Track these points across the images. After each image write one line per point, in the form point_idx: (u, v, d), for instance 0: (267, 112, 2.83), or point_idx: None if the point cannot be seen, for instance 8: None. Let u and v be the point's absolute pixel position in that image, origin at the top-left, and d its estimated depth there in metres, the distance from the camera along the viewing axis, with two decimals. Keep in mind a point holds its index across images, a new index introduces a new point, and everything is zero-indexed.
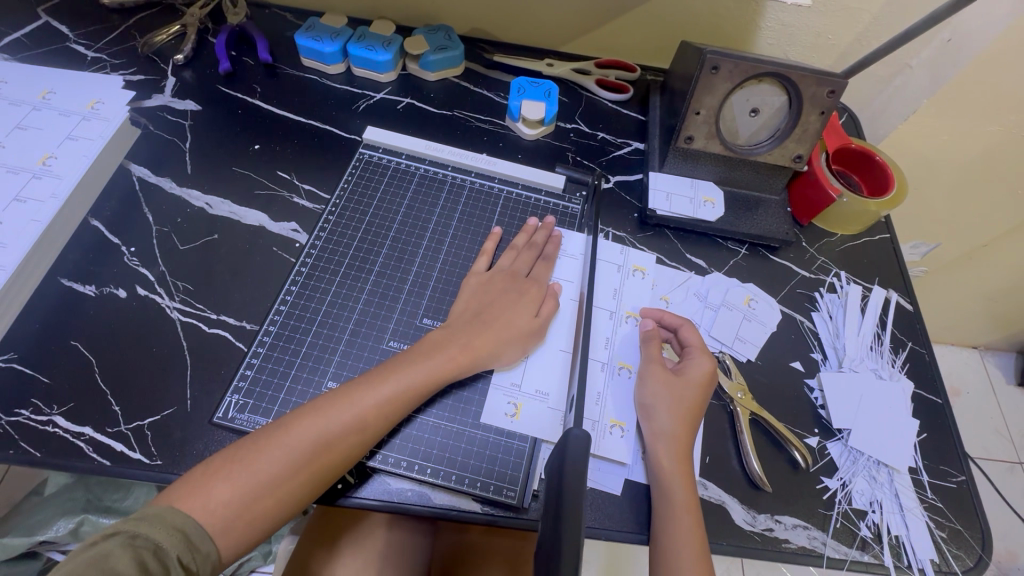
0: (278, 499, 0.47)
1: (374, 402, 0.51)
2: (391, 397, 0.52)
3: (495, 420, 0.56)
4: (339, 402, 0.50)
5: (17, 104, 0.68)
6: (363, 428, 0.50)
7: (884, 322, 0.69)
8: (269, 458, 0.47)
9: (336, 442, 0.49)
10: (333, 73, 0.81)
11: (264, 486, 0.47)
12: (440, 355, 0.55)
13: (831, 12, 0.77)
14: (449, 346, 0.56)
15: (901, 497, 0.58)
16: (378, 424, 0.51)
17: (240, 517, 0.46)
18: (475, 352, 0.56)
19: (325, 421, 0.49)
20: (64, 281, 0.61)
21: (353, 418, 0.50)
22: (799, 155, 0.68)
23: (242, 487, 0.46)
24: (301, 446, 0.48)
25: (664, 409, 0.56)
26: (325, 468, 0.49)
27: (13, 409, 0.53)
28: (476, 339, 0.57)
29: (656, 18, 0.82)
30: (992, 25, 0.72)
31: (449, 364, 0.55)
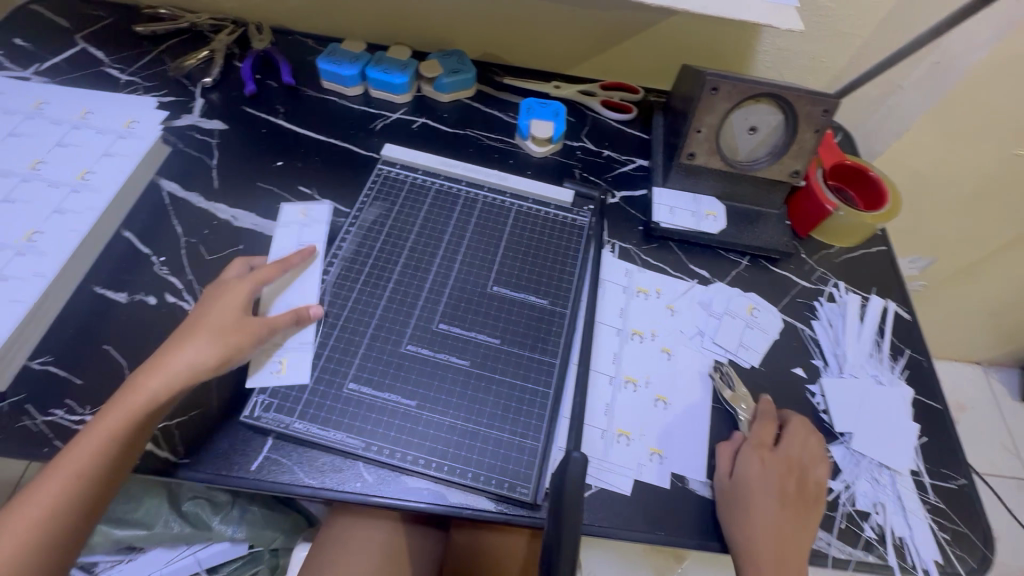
0: (61, 533, 0.49)
1: (100, 437, 0.50)
2: (109, 434, 0.51)
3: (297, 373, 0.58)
4: (72, 453, 0.50)
5: (57, 123, 0.72)
6: (99, 468, 0.50)
7: (882, 330, 0.71)
8: (31, 519, 0.48)
9: (71, 492, 0.49)
10: (351, 95, 0.86)
11: (31, 534, 0.47)
12: (162, 372, 0.53)
13: (822, 37, 0.81)
14: (179, 361, 0.54)
15: (903, 499, 0.59)
16: (106, 466, 0.50)
17: (39, 553, 0.47)
18: (203, 357, 0.54)
19: (69, 469, 0.50)
20: (98, 288, 0.64)
21: (84, 465, 0.50)
22: (796, 170, 0.72)
23: (7, 540, 0.47)
24: (52, 503, 0.48)
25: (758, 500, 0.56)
26: (88, 503, 0.50)
27: (48, 409, 0.56)
28: (181, 348, 0.55)
29: (658, 42, 0.86)
30: (977, 47, 0.76)
31: (175, 373, 0.53)
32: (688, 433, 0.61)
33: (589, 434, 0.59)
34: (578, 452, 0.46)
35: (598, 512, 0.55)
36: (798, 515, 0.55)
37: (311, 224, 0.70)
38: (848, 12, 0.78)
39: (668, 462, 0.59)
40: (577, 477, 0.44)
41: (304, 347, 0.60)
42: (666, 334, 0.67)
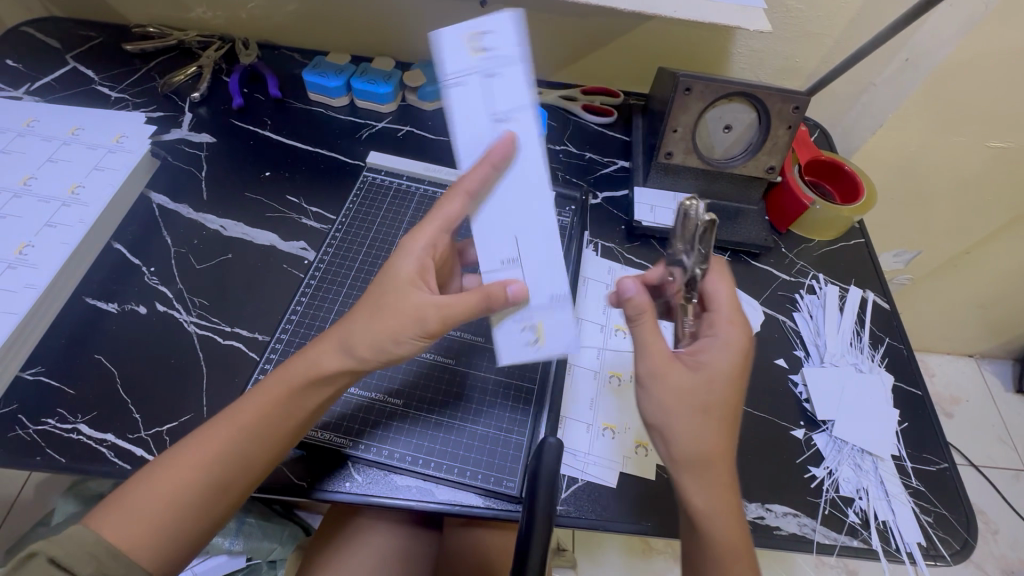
0: (221, 492, 0.46)
1: (270, 398, 0.48)
2: (281, 399, 0.49)
3: (550, 335, 0.52)
4: (244, 407, 0.48)
5: (48, 139, 0.74)
6: (264, 430, 0.48)
7: (862, 320, 0.73)
8: (192, 469, 0.46)
9: (236, 447, 0.47)
10: (337, 106, 0.88)
11: (189, 484, 0.45)
12: (336, 359, 0.49)
13: (794, 37, 0.84)
14: (336, 349, 0.50)
15: (886, 484, 0.60)
16: (271, 426, 0.48)
17: (189, 508, 0.45)
18: (358, 348, 0.49)
19: (231, 423, 0.48)
20: (89, 299, 0.65)
21: (249, 420, 0.48)
22: (771, 167, 0.73)
23: (165, 485, 0.45)
24: (209, 458, 0.46)
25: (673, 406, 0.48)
26: (255, 465, 0.48)
27: (40, 418, 0.57)
28: (350, 332, 0.49)
29: (636, 47, 0.88)
30: (943, 44, 0.78)
31: (369, 352, 0.49)
32: None
33: (574, 428, 0.61)
34: (554, 438, 0.47)
35: (584, 504, 0.56)
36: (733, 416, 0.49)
37: (495, 70, 0.48)
38: (816, 14, 0.80)
39: (653, 454, 0.60)
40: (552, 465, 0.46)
41: (557, 303, 0.52)
42: None
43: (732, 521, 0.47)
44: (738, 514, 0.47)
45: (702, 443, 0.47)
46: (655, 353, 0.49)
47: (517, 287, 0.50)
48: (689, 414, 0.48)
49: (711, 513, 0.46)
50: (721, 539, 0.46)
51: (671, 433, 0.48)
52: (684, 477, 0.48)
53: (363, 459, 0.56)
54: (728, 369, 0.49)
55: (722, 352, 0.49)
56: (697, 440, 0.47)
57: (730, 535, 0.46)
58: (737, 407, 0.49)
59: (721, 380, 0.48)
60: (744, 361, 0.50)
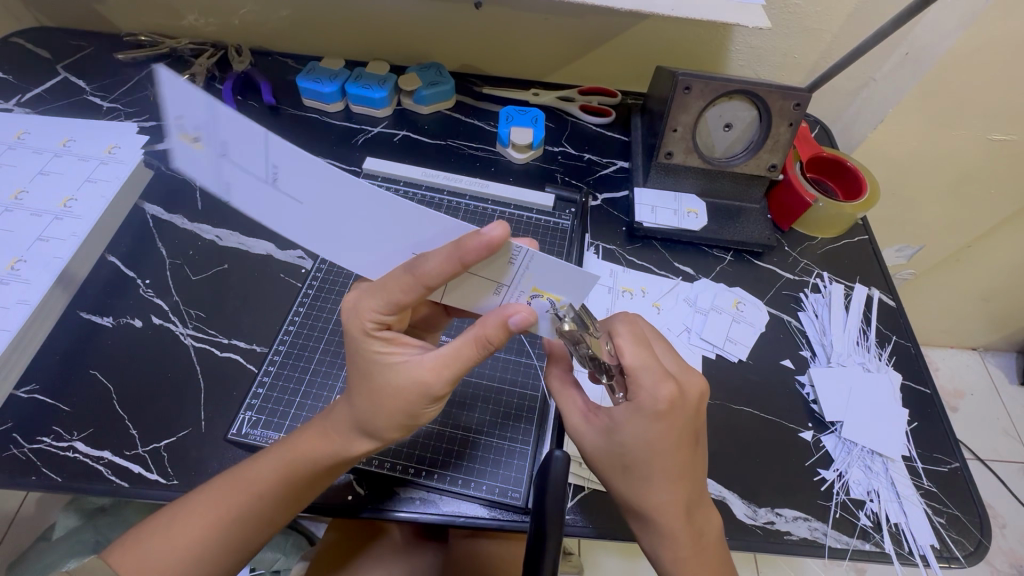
0: (238, 547, 0.48)
1: (288, 471, 0.47)
2: (301, 474, 0.48)
3: (553, 287, 0.45)
4: (259, 473, 0.48)
5: (40, 152, 0.72)
6: (284, 498, 0.48)
7: (868, 318, 0.72)
8: (206, 529, 0.46)
9: (252, 508, 0.47)
10: (332, 111, 0.87)
11: (205, 542, 0.46)
12: (364, 443, 0.48)
13: (793, 34, 0.83)
14: (357, 435, 0.48)
15: (897, 485, 0.59)
16: (286, 492, 0.48)
17: (209, 560, 0.46)
18: (380, 432, 0.47)
19: (249, 488, 0.47)
20: (84, 314, 0.64)
21: (266, 488, 0.47)
22: (773, 165, 0.72)
23: (180, 542, 0.45)
24: (223, 516, 0.47)
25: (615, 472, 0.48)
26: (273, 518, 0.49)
27: (35, 436, 0.56)
28: (364, 417, 0.47)
29: (634, 46, 0.87)
30: (944, 37, 0.77)
31: (388, 433, 0.47)
32: None
33: None
34: (560, 450, 0.44)
35: (591, 512, 0.55)
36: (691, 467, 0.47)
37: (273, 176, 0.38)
38: (815, 10, 0.79)
39: None
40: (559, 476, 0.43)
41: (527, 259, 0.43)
42: None
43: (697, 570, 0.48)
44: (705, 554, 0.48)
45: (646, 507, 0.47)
46: (568, 414, 0.51)
47: (522, 316, 0.43)
48: (625, 479, 0.48)
49: (671, 563, 0.48)
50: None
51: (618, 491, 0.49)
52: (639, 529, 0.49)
53: (420, 486, 0.55)
54: (644, 443, 0.46)
55: (641, 425, 0.45)
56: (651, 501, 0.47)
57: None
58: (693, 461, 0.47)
59: (648, 455, 0.46)
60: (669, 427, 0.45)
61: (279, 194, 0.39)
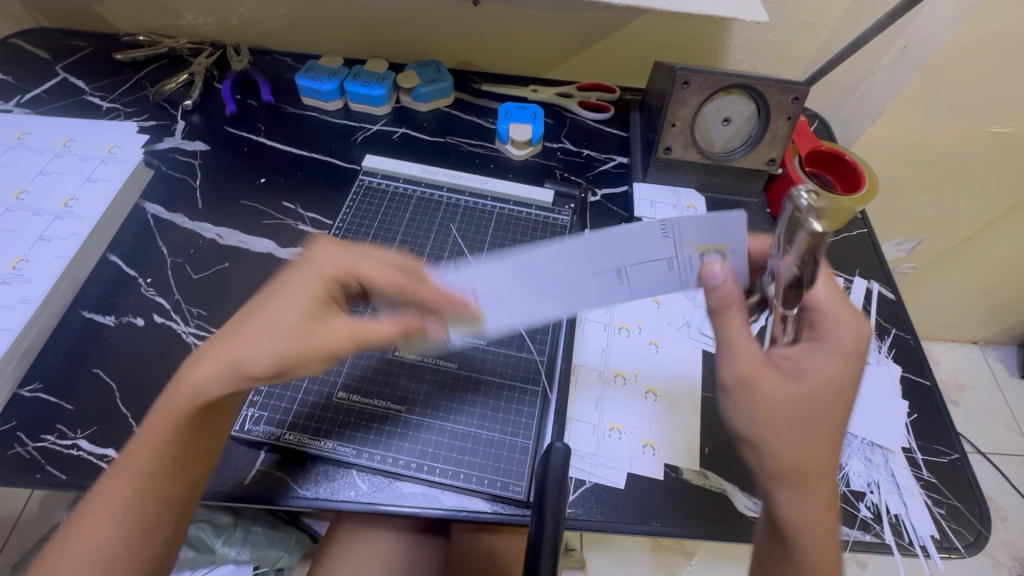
0: (135, 538, 0.45)
1: (159, 439, 0.46)
2: (178, 439, 0.46)
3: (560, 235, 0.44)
4: (145, 450, 0.46)
5: (40, 152, 0.73)
6: (173, 467, 0.46)
7: (867, 311, 0.72)
8: (107, 518, 0.44)
9: (138, 493, 0.45)
10: (331, 109, 0.87)
11: (109, 539, 0.44)
12: (216, 382, 0.45)
13: (792, 27, 0.83)
14: (225, 375, 0.45)
15: (897, 476, 0.59)
16: (153, 470, 0.46)
17: (111, 555, 0.44)
18: (251, 368, 0.45)
19: (134, 470, 0.45)
20: (86, 313, 0.64)
21: (148, 470, 0.45)
22: (772, 159, 0.73)
23: (80, 542, 0.44)
24: (120, 505, 0.45)
25: (781, 422, 0.43)
26: (157, 508, 0.46)
27: (38, 434, 0.56)
28: (237, 355, 0.45)
29: (633, 41, 0.87)
30: (942, 30, 0.76)
31: (258, 369, 0.45)
32: (681, 429, 0.60)
33: (581, 430, 0.60)
34: (560, 441, 0.46)
35: (592, 506, 0.56)
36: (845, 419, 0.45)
37: None
38: (813, 3, 0.79)
39: (661, 453, 0.59)
40: (558, 469, 0.44)
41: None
42: (653, 327, 0.68)
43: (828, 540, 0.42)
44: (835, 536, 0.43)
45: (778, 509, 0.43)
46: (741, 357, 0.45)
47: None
48: (793, 433, 0.43)
49: (804, 528, 0.42)
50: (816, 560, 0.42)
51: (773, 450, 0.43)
52: (780, 492, 0.43)
53: (421, 480, 0.55)
54: (830, 381, 0.44)
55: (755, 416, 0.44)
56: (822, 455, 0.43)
57: (820, 550, 0.42)
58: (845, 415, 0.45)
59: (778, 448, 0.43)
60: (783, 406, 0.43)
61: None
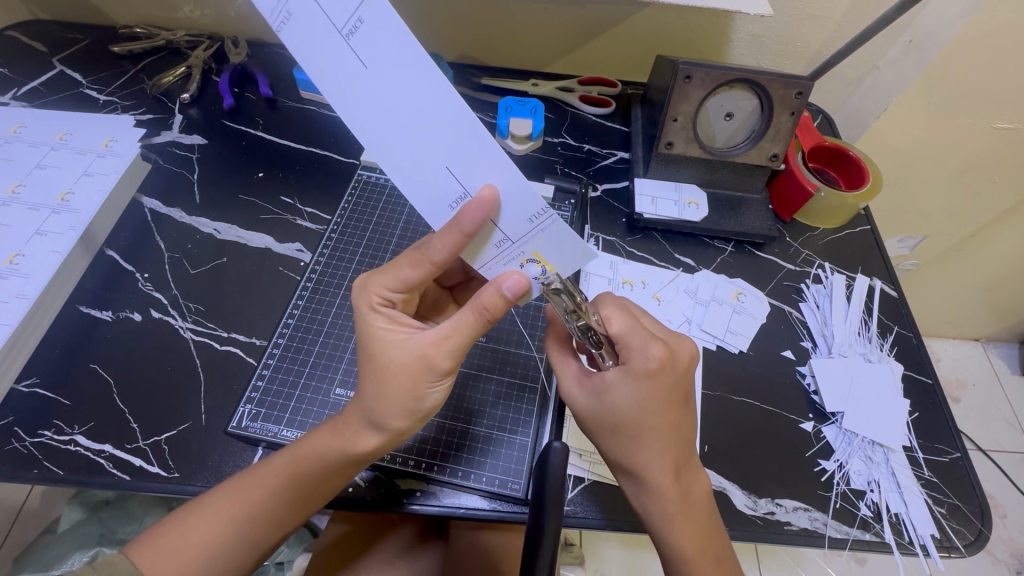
0: (252, 544, 0.47)
1: (300, 473, 0.47)
2: (317, 474, 0.47)
3: (551, 257, 0.45)
4: (279, 473, 0.48)
5: (36, 146, 0.72)
6: (301, 493, 0.48)
7: (870, 308, 0.71)
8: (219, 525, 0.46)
9: (271, 508, 0.47)
10: (330, 103, 0.86)
11: (219, 542, 0.46)
12: (373, 439, 0.47)
13: (796, 20, 0.81)
14: (365, 429, 0.47)
15: (898, 475, 0.59)
16: (296, 491, 0.48)
17: (222, 559, 0.46)
18: (387, 421, 0.47)
19: (256, 488, 0.47)
20: (84, 308, 0.64)
21: (272, 489, 0.47)
22: (775, 154, 0.72)
23: (194, 542, 0.45)
24: (238, 514, 0.47)
25: (631, 411, 0.47)
26: (286, 519, 0.49)
27: (36, 429, 0.56)
28: (371, 406, 0.47)
29: (634, 34, 0.86)
30: (950, 23, 0.75)
31: (398, 422, 0.48)
32: None
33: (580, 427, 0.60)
34: (559, 441, 0.45)
35: (591, 503, 0.55)
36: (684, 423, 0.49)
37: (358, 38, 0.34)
38: None
39: None
40: (558, 468, 0.44)
41: (542, 223, 0.42)
42: None
43: (692, 533, 0.48)
44: (700, 526, 0.48)
45: (637, 466, 0.48)
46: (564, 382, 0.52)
47: (515, 282, 0.45)
48: (615, 439, 0.49)
49: (662, 522, 0.48)
50: (677, 549, 0.47)
51: (617, 451, 0.49)
52: (628, 483, 0.50)
53: (421, 477, 0.55)
54: (631, 405, 0.47)
55: (629, 387, 0.47)
56: (657, 455, 0.47)
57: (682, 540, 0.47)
58: (681, 424, 0.48)
59: (642, 415, 0.47)
60: (661, 387, 0.47)
61: (345, 50, 0.35)
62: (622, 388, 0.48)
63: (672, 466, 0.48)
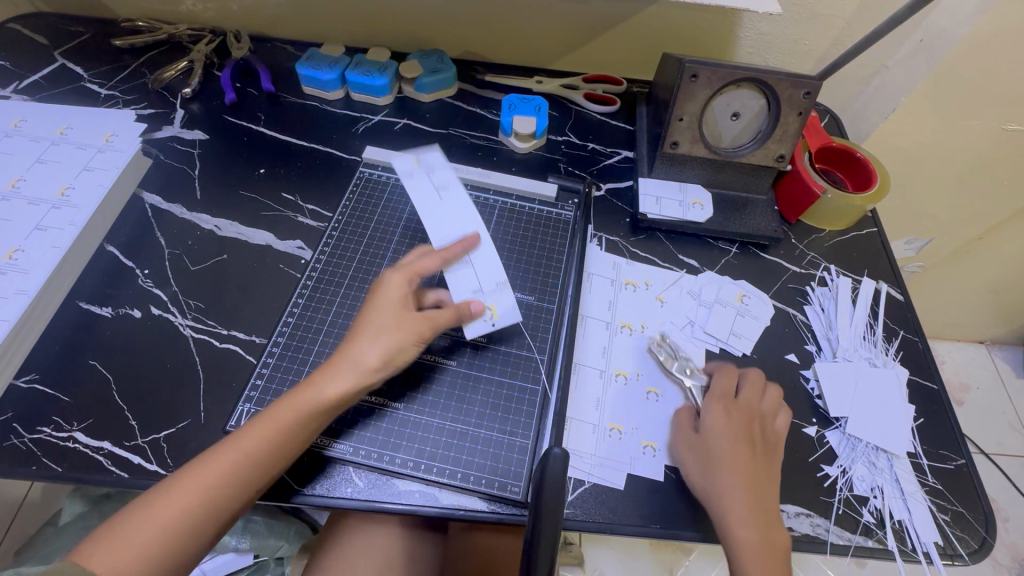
0: (209, 521, 0.47)
1: (267, 433, 0.50)
2: (286, 423, 0.51)
3: (501, 309, 0.61)
4: (244, 436, 0.50)
5: (37, 140, 0.72)
6: (271, 453, 0.50)
7: (876, 312, 0.70)
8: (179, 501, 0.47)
9: (234, 477, 0.48)
10: (332, 99, 0.85)
11: (182, 520, 0.46)
12: (347, 383, 0.53)
13: (805, 18, 0.80)
14: (344, 372, 0.53)
15: (902, 482, 0.58)
16: (263, 454, 0.49)
17: (174, 541, 0.46)
18: (362, 363, 0.53)
19: (221, 459, 0.49)
20: (83, 304, 0.64)
21: (238, 457, 0.49)
22: (782, 155, 0.71)
23: (150, 524, 0.46)
24: (201, 487, 0.48)
25: (717, 436, 0.55)
26: (246, 491, 0.49)
27: (35, 426, 0.56)
28: (352, 353, 0.54)
29: (640, 31, 0.85)
30: (961, 22, 0.74)
31: (367, 371, 0.54)
32: None
33: (581, 430, 0.59)
34: (559, 447, 0.45)
35: (591, 506, 0.55)
36: (759, 460, 0.55)
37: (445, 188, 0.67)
38: None
39: (662, 455, 0.58)
40: (558, 475, 0.43)
41: (502, 287, 0.62)
42: (657, 326, 0.67)
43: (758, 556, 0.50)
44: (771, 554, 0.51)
45: (715, 489, 0.53)
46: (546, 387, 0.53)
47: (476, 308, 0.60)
48: (703, 465, 0.55)
49: (738, 545, 0.51)
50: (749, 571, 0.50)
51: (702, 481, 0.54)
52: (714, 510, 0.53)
53: (417, 478, 0.54)
54: (717, 431, 0.56)
55: (719, 419, 0.56)
56: (734, 478, 0.53)
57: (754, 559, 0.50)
58: (757, 461, 0.55)
59: (724, 442, 0.55)
60: (736, 420, 0.57)
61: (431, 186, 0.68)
62: (718, 423, 0.56)
63: (750, 489, 0.53)
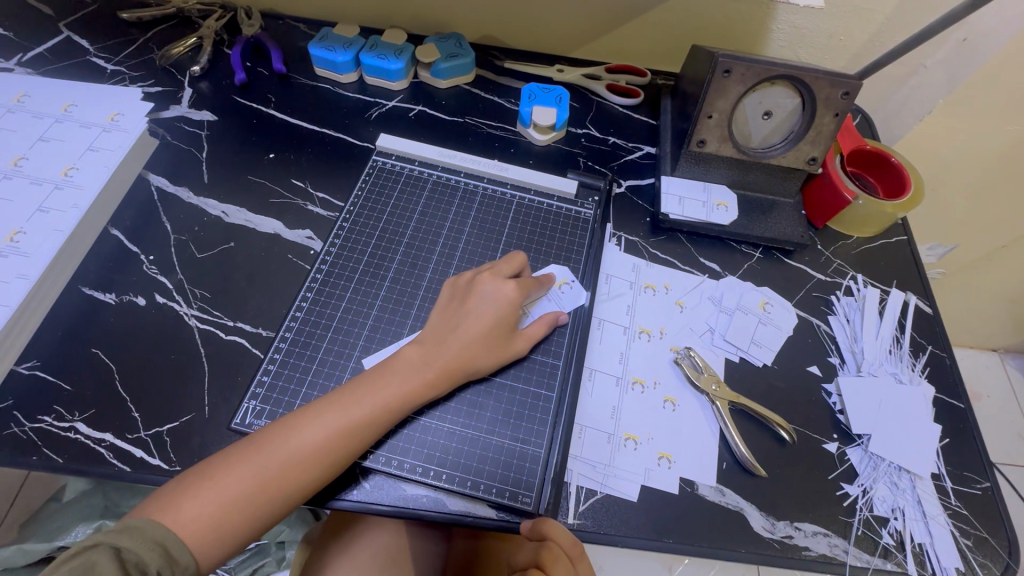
0: (269, 500, 0.47)
1: (342, 424, 0.49)
2: (367, 416, 0.50)
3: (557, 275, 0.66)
4: (319, 419, 0.49)
5: (41, 117, 0.69)
6: (343, 442, 0.49)
7: (903, 325, 0.68)
8: (246, 473, 0.47)
9: (302, 459, 0.48)
10: (345, 82, 0.82)
11: (250, 495, 0.46)
12: (453, 376, 0.55)
13: (843, 13, 0.76)
14: (451, 366, 0.54)
15: (923, 504, 0.56)
16: (332, 443, 0.49)
17: (238, 514, 0.46)
18: (469, 354, 0.55)
19: (295, 438, 0.48)
20: (86, 289, 0.62)
21: (312, 444, 0.48)
22: (813, 157, 0.68)
23: (218, 494, 0.45)
24: (270, 463, 0.47)
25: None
26: (309, 478, 0.48)
27: (36, 415, 0.54)
28: (458, 347, 0.55)
29: (668, 20, 0.81)
30: (1009, 24, 0.71)
31: (463, 370, 0.55)
32: (699, 445, 0.58)
33: (594, 439, 0.57)
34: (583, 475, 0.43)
35: (602, 517, 0.53)
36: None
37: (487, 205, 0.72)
38: None
39: (677, 467, 0.56)
40: None
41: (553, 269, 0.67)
42: (675, 332, 0.65)
43: None
44: None
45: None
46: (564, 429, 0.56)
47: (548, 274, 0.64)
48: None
49: None
50: None
51: None
52: None
53: (428, 486, 0.53)
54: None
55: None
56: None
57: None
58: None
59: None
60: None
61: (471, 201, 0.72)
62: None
63: None
